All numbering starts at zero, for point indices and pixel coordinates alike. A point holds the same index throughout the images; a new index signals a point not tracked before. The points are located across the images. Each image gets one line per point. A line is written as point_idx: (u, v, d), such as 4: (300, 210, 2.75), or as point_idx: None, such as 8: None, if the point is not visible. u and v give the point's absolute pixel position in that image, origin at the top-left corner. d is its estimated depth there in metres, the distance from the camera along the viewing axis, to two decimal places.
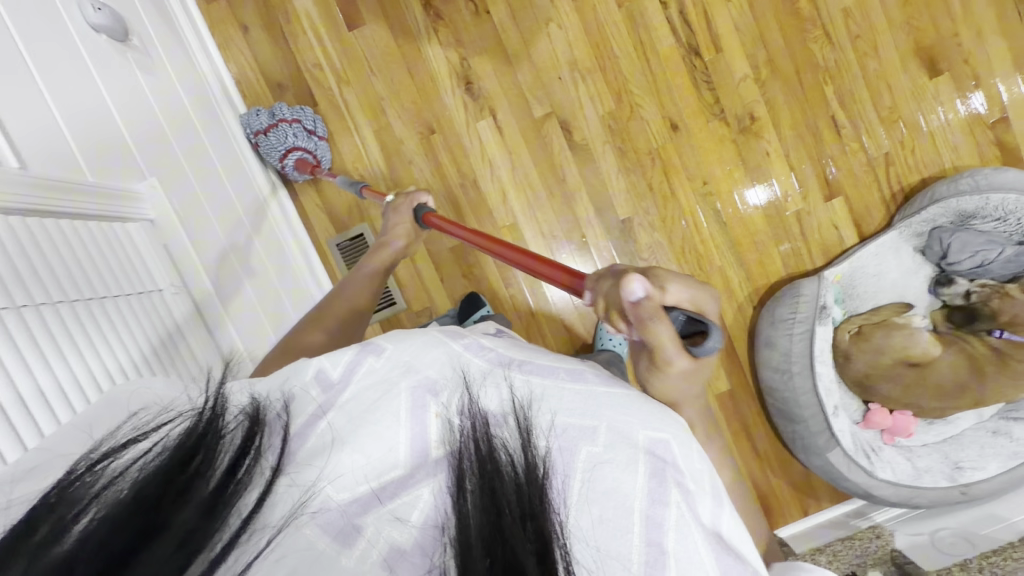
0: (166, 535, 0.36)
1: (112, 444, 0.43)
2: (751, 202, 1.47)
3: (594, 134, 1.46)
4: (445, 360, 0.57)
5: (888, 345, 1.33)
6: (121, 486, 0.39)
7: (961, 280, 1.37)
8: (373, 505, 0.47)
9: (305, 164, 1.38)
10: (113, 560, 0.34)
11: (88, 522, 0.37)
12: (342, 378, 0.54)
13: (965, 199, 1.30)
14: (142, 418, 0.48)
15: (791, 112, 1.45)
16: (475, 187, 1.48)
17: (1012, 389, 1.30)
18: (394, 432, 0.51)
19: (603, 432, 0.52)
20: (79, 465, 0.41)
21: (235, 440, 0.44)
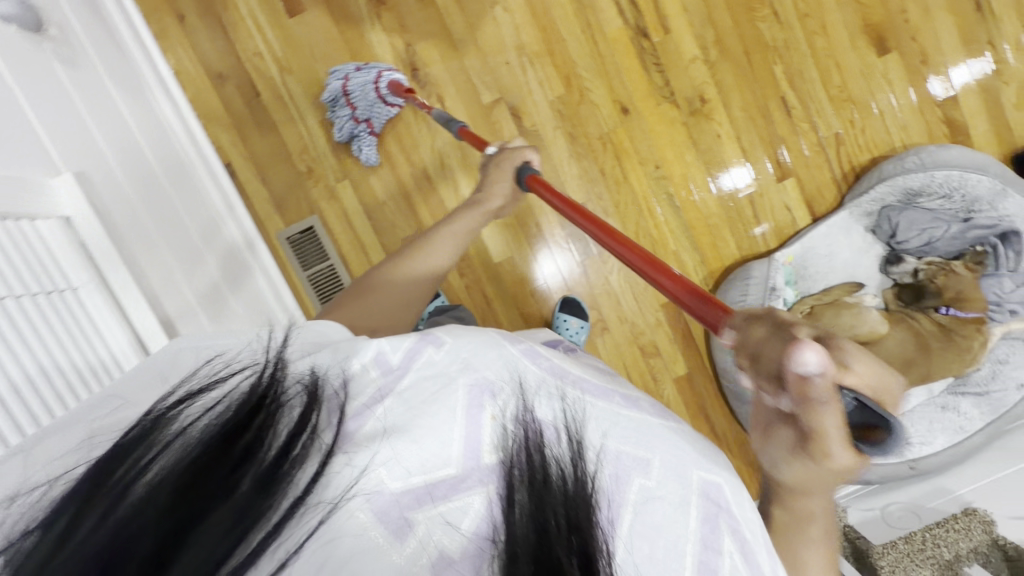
0: (224, 507, 0.38)
1: (186, 392, 0.47)
2: (725, 184, 1.46)
3: (544, 119, 1.44)
4: (504, 359, 0.58)
5: (837, 323, 1.33)
6: (188, 440, 0.42)
7: (909, 259, 1.38)
8: (426, 497, 0.49)
9: (400, 83, 1.35)
10: (178, 522, 0.37)
11: (158, 472, 0.40)
12: (403, 362, 0.55)
13: (911, 176, 1.32)
14: (210, 367, 0.51)
15: (741, 93, 1.44)
16: (426, 176, 1.47)
17: (955, 363, 1.32)
18: (449, 428, 0.52)
19: (655, 466, 0.57)
20: (153, 411, 0.45)
21: (293, 415, 0.46)
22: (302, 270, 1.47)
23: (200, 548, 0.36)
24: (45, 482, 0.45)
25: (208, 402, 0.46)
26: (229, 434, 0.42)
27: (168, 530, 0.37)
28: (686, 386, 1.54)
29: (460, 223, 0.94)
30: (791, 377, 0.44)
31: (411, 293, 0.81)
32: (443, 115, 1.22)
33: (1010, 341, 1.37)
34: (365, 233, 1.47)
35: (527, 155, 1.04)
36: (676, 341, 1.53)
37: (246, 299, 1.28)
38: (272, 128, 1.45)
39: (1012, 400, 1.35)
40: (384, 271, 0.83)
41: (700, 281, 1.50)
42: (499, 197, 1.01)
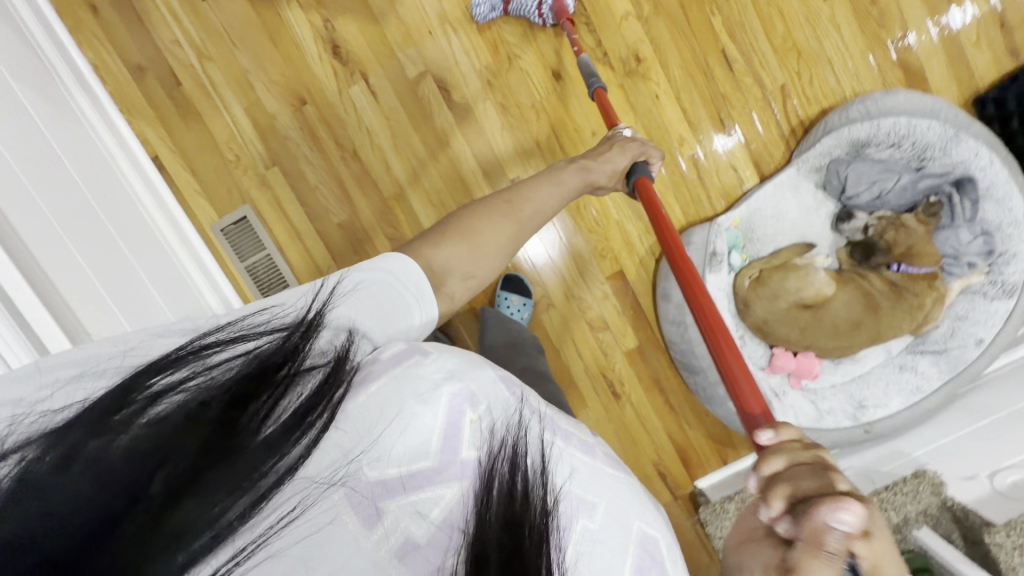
0: (233, 463, 0.39)
1: (223, 335, 0.47)
2: (717, 147, 1.39)
3: (474, 91, 1.39)
4: (484, 377, 0.54)
5: (783, 288, 1.28)
6: (213, 383, 0.43)
7: (861, 214, 1.31)
8: (398, 487, 0.48)
9: (562, 8, 1.26)
10: (191, 464, 0.38)
11: (183, 408, 0.41)
12: (390, 358, 0.53)
13: (856, 127, 1.25)
14: (253, 313, 0.51)
15: (679, 50, 1.36)
16: (357, 158, 1.42)
17: (906, 321, 1.27)
18: (426, 426, 0.50)
19: (600, 511, 0.53)
20: (189, 345, 0.46)
21: (313, 383, 0.46)
22: (241, 262, 1.46)
23: (205, 496, 0.37)
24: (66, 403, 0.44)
25: (246, 349, 0.46)
26: (257, 389, 0.43)
27: (180, 465, 0.38)
28: (638, 360, 1.50)
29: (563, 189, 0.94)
30: (816, 520, 0.48)
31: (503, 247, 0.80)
32: (589, 70, 1.17)
33: (968, 295, 1.30)
34: (300, 220, 1.45)
35: (651, 157, 1.06)
36: (625, 314, 1.49)
37: (167, 290, 1.24)
38: (197, 119, 1.42)
39: (971, 355, 1.29)
40: (486, 208, 0.81)
41: (646, 250, 1.46)
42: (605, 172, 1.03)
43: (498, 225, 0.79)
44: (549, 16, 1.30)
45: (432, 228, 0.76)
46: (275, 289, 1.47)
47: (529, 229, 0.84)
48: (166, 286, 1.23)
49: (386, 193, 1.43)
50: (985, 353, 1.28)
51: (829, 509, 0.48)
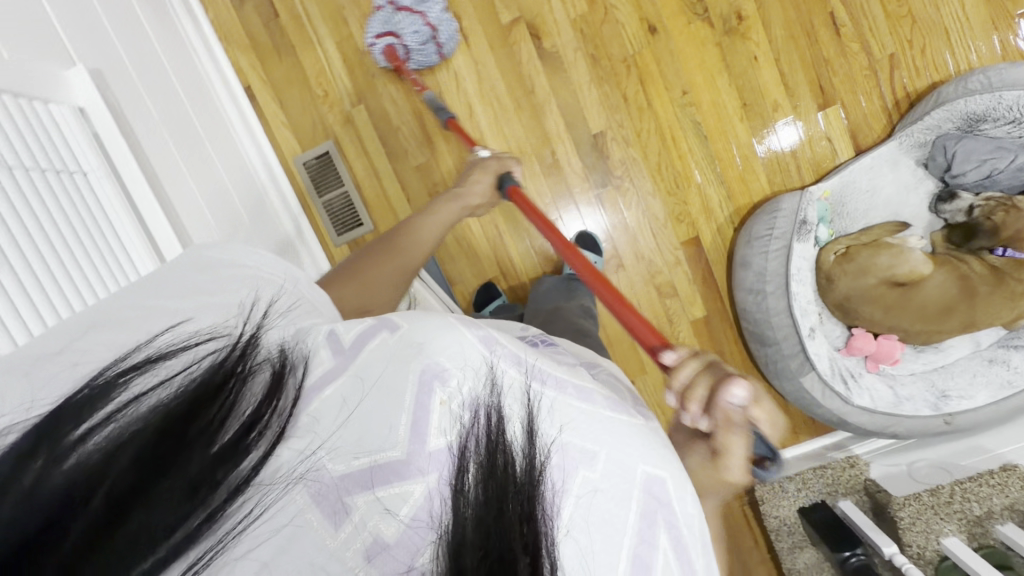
0: (172, 480, 0.33)
1: (149, 360, 0.40)
2: (771, 145, 1.36)
3: (565, 40, 1.37)
4: (459, 344, 0.47)
5: (873, 265, 1.23)
6: (145, 403, 0.36)
7: (966, 195, 1.24)
8: (366, 480, 0.42)
9: (392, 55, 1.34)
10: (120, 494, 0.32)
11: (94, 451, 0.33)
12: (353, 346, 0.47)
13: (974, 99, 1.17)
14: (183, 335, 0.44)
15: (783, 11, 1.31)
16: (441, 101, 1.43)
17: (1006, 309, 1.20)
18: (392, 415, 0.44)
19: (602, 460, 0.47)
20: (104, 377, 0.38)
21: (261, 387, 0.39)
22: (319, 197, 1.48)
23: (149, 521, 0.31)
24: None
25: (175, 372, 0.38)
26: (192, 406, 0.35)
27: (106, 500, 0.31)
28: (703, 330, 1.46)
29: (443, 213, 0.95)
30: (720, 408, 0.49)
31: (393, 278, 0.82)
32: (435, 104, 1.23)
33: None
34: (380, 159, 1.46)
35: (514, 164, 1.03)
36: (694, 282, 1.45)
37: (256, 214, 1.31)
38: (290, 52, 1.45)
39: None
40: (370, 250, 0.84)
41: (726, 218, 1.41)
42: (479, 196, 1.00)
43: (385, 262, 0.82)
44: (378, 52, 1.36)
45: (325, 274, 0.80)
46: (348, 226, 1.49)
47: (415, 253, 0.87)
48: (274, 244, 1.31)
49: (466, 138, 1.43)
50: None
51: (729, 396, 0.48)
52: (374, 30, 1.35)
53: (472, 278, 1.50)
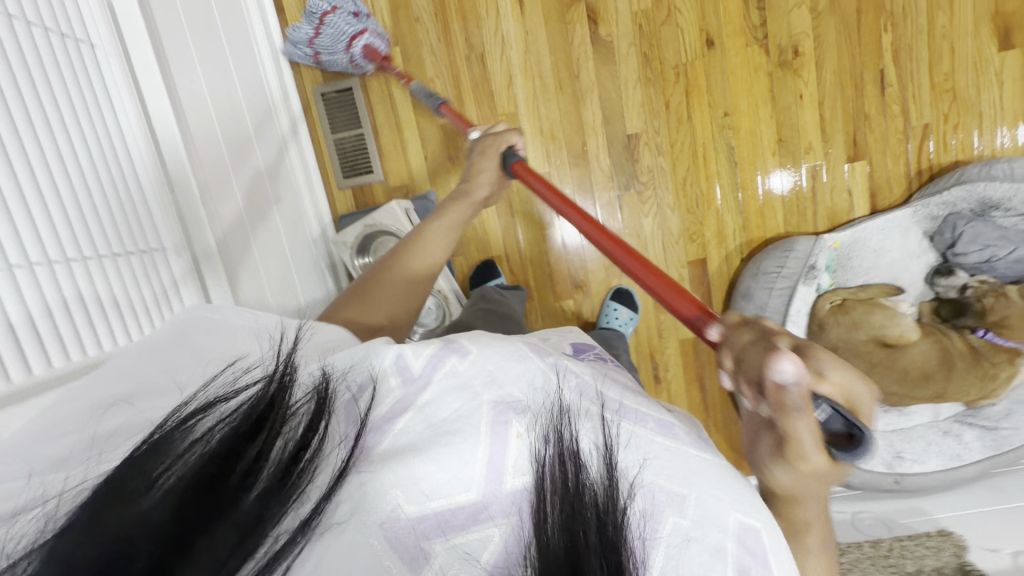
0: (228, 522, 0.34)
1: (199, 404, 0.42)
2: (772, 187, 1.38)
3: (621, 31, 1.32)
4: (530, 379, 0.52)
5: (865, 321, 1.26)
6: (200, 448, 0.37)
7: (961, 273, 1.29)
8: (441, 525, 0.43)
9: (375, 50, 1.28)
10: (177, 536, 0.33)
11: (154, 499, 0.34)
12: (423, 376, 0.50)
13: (993, 185, 1.22)
14: (227, 371, 0.47)
15: (839, 55, 1.31)
16: (481, 64, 1.35)
17: (974, 389, 1.26)
18: (471, 448, 0.47)
19: (691, 504, 0.48)
20: (163, 424, 0.40)
21: (300, 423, 0.42)
22: (331, 134, 1.40)
23: (207, 562, 0.32)
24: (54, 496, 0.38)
25: (222, 408, 0.41)
26: (236, 447, 0.38)
27: (167, 546, 0.32)
28: (690, 351, 1.48)
29: (449, 216, 0.84)
30: (767, 384, 0.43)
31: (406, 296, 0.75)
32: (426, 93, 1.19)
33: None
34: (405, 109, 1.39)
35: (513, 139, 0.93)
36: None
37: (265, 140, 1.21)
38: None
39: (1020, 441, 1.30)
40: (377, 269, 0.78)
41: (736, 247, 1.41)
42: (485, 187, 0.90)
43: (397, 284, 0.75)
44: (364, 60, 1.29)
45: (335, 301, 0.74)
46: (357, 171, 1.41)
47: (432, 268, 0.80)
48: (287, 212, 1.24)
49: (499, 109, 1.38)
50: None
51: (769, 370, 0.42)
52: (338, 58, 1.28)
53: (473, 252, 1.45)
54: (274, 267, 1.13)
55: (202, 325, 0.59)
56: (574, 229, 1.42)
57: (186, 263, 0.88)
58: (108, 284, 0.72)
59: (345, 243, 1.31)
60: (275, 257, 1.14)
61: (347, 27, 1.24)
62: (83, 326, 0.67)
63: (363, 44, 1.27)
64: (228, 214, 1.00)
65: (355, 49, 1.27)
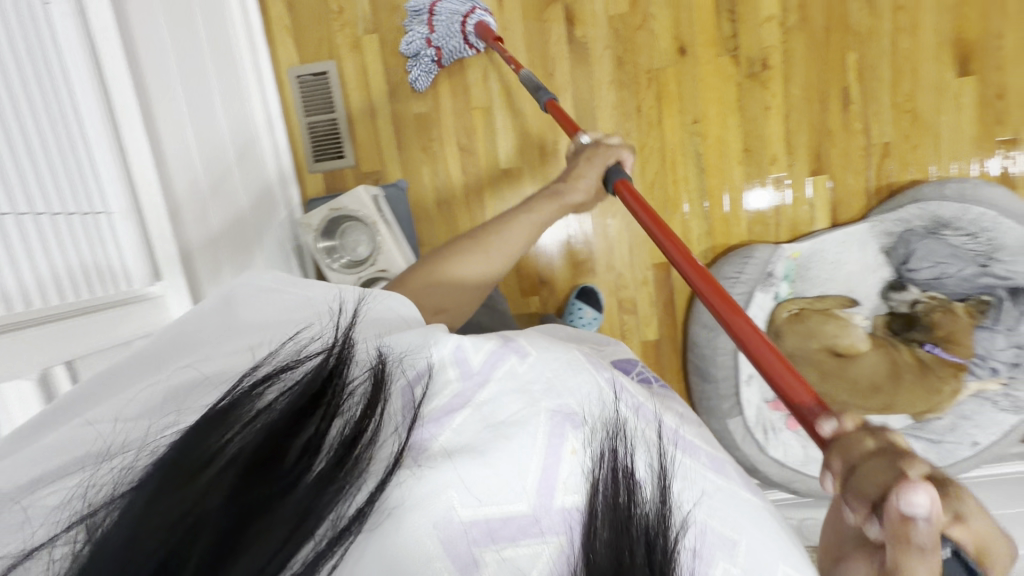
0: (291, 498, 0.37)
1: (266, 372, 0.46)
2: (752, 205, 1.41)
3: (597, 33, 1.34)
4: (589, 394, 0.55)
5: (819, 330, 1.31)
6: (267, 416, 0.42)
7: (913, 289, 1.33)
8: (494, 531, 0.45)
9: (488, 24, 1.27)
10: (249, 504, 0.36)
11: (226, 459, 0.38)
12: (483, 369, 0.55)
13: (945, 204, 1.26)
14: (294, 341, 0.52)
15: (807, 71, 1.34)
16: (458, 57, 1.37)
17: (920, 401, 1.30)
18: (528, 457, 0.49)
19: (741, 552, 0.50)
20: (234, 388, 0.45)
21: (356, 405, 0.45)
22: (304, 116, 1.40)
23: (270, 534, 0.35)
24: (136, 444, 0.44)
25: (286, 382, 0.45)
26: (297, 423, 0.41)
27: (240, 514, 0.36)
28: (652, 353, 1.50)
29: (537, 214, 0.90)
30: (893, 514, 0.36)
31: (480, 281, 0.84)
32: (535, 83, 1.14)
33: (981, 399, 1.32)
34: (380, 97, 1.39)
35: (624, 157, 0.96)
36: (655, 306, 1.47)
37: (233, 114, 1.21)
38: None
39: (961, 454, 1.34)
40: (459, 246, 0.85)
41: (700, 252, 1.43)
42: (582, 194, 0.94)
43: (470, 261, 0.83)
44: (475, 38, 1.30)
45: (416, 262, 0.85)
46: (328, 156, 1.41)
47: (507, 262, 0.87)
48: (250, 184, 1.23)
49: (473, 102, 1.39)
50: (974, 455, 1.34)
51: (895, 497, 0.35)
52: (456, 49, 1.31)
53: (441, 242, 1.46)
54: (238, 242, 1.14)
55: (284, 297, 0.63)
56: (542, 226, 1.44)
57: (129, 211, 0.85)
58: (30, 243, 0.69)
59: (310, 225, 1.30)
60: (235, 232, 1.13)
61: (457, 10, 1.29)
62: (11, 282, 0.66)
63: (476, 21, 1.28)
64: (183, 180, 0.98)
65: (469, 25, 1.28)
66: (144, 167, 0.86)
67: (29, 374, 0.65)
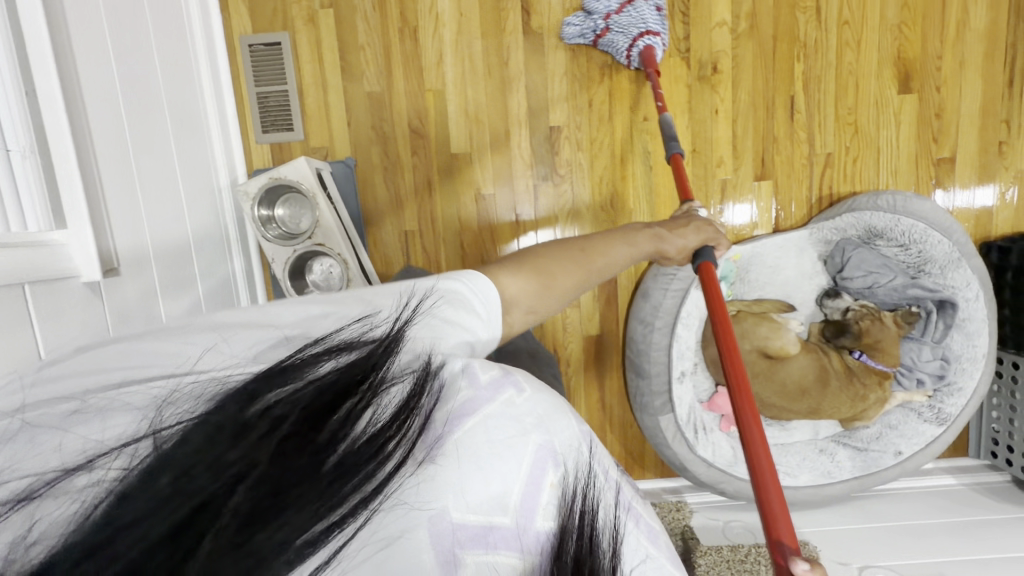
0: (306, 488, 0.33)
1: (323, 349, 0.44)
2: (738, 220, 1.43)
3: (552, 25, 1.36)
4: (575, 430, 0.48)
5: (752, 332, 1.30)
6: (310, 390, 0.39)
7: (846, 297, 1.35)
8: (481, 537, 0.41)
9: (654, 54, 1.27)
10: (272, 480, 0.32)
11: (261, 426, 0.35)
12: (489, 385, 0.47)
13: (878, 215, 1.28)
14: (355, 325, 0.49)
15: (755, 77, 1.37)
16: (414, 38, 1.37)
17: (844, 406, 1.32)
18: (512, 475, 0.43)
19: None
20: (298, 357, 0.43)
21: (395, 399, 0.41)
22: (255, 86, 1.38)
23: (285, 522, 0.31)
24: (213, 375, 0.42)
25: (340, 360, 0.42)
26: (333, 405, 0.38)
27: (260, 490, 0.32)
28: (593, 348, 1.50)
29: (640, 242, 0.88)
30: None
31: (572, 289, 0.74)
32: (672, 133, 1.18)
33: (906, 409, 1.36)
34: (332, 71, 1.38)
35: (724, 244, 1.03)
36: (598, 302, 1.48)
37: (172, 73, 1.19)
38: None
39: (886, 463, 1.35)
40: (561, 245, 0.77)
41: None
42: (676, 251, 0.96)
43: (575, 267, 0.74)
44: (638, 61, 1.31)
45: (497, 261, 0.72)
46: (276, 127, 1.40)
47: (599, 280, 0.80)
48: (186, 149, 1.22)
49: (427, 85, 1.39)
50: (898, 464, 1.35)
51: None
52: (620, 49, 1.29)
53: (386, 223, 1.44)
54: (169, 246, 1.14)
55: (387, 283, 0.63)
56: (490, 214, 1.43)
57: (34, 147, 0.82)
58: None
59: (248, 195, 1.27)
60: (160, 190, 1.12)
61: (646, 22, 1.27)
62: None
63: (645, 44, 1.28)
64: (107, 128, 0.97)
65: (637, 46, 1.28)
66: (54, 106, 0.82)
67: None
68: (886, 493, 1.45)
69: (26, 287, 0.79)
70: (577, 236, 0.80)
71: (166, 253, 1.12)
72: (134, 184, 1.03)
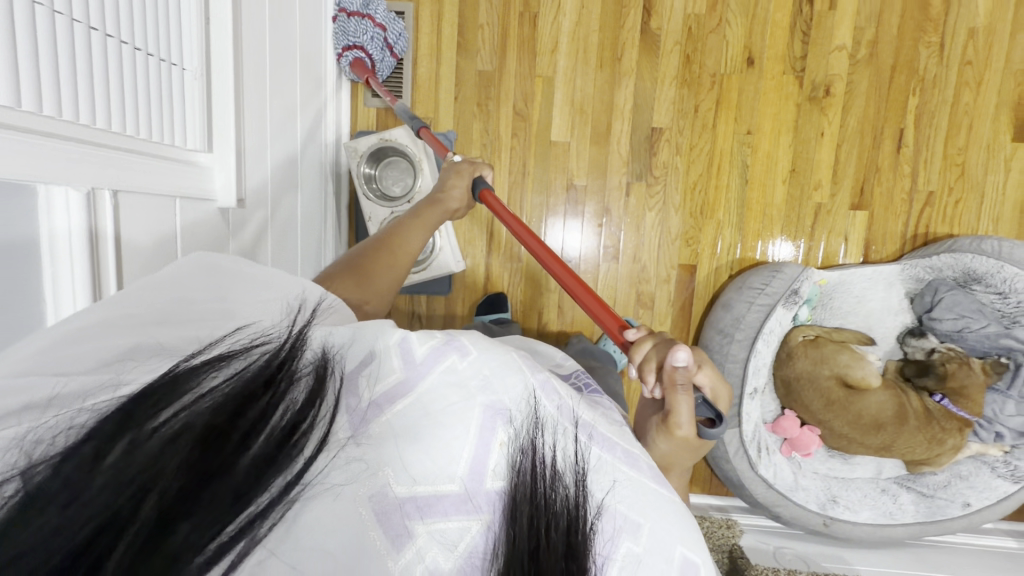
0: (217, 487, 0.31)
1: (209, 356, 0.38)
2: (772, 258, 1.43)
3: (670, 28, 1.37)
4: (523, 390, 0.45)
5: (832, 358, 1.28)
6: (211, 399, 0.34)
7: (932, 338, 1.32)
8: (428, 507, 0.39)
9: (362, 66, 1.31)
10: (177, 492, 0.30)
11: (159, 439, 0.31)
12: (426, 360, 0.45)
13: (980, 258, 1.26)
14: (246, 328, 0.44)
15: (866, 105, 1.36)
16: (533, 24, 1.39)
17: (920, 448, 1.29)
18: (457, 444, 0.41)
19: (645, 534, 0.44)
20: (181, 364, 0.37)
21: (301, 394, 0.37)
22: None
23: (198, 526, 0.29)
24: (75, 404, 0.36)
25: (234, 365, 0.37)
26: (239, 407, 0.34)
27: (164, 505, 0.29)
28: None
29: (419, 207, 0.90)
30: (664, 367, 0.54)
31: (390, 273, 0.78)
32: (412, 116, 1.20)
33: (979, 461, 1.32)
34: (449, 44, 1.41)
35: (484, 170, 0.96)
36: (673, 308, 1.47)
37: (307, 27, 1.23)
38: None
39: (951, 513, 1.32)
40: (359, 250, 0.79)
41: (728, 261, 1.44)
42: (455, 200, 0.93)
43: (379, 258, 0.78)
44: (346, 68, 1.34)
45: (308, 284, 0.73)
46: None
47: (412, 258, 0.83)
48: (307, 100, 1.25)
49: (538, 70, 1.41)
50: (964, 517, 1.31)
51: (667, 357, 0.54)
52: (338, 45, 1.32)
53: None
54: (283, 209, 1.18)
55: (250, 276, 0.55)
56: (579, 206, 1.44)
57: (199, 67, 0.85)
58: (109, 67, 0.67)
59: (356, 151, 1.30)
60: (283, 134, 1.15)
61: (364, 37, 1.31)
62: (83, 99, 0.63)
63: (354, 57, 1.32)
64: (254, 64, 1.01)
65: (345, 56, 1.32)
66: None
67: (80, 186, 0.63)
68: (943, 545, 1.41)
69: (175, 201, 0.82)
70: (376, 234, 0.85)
71: (276, 203, 1.15)
72: (267, 125, 1.08)
